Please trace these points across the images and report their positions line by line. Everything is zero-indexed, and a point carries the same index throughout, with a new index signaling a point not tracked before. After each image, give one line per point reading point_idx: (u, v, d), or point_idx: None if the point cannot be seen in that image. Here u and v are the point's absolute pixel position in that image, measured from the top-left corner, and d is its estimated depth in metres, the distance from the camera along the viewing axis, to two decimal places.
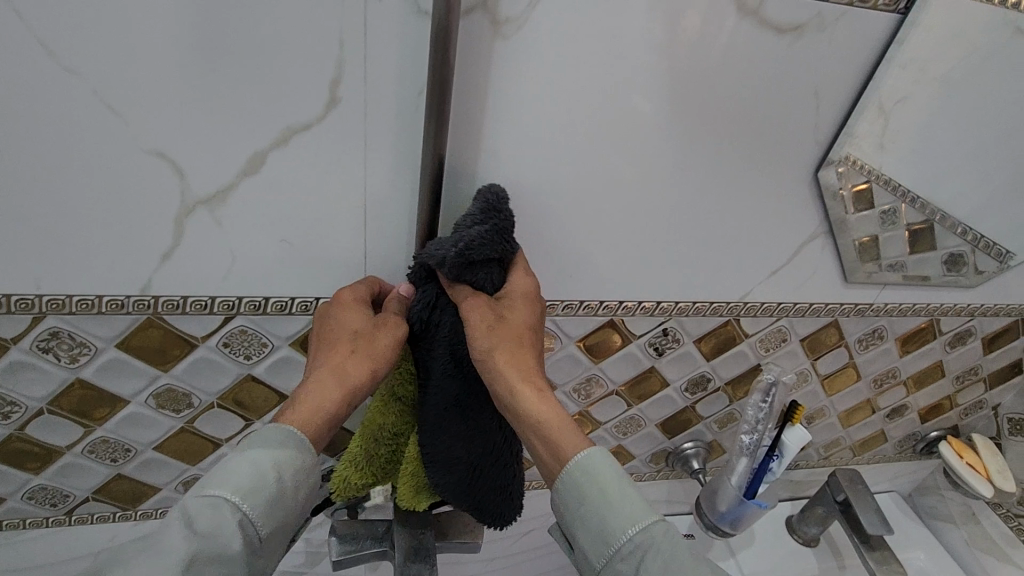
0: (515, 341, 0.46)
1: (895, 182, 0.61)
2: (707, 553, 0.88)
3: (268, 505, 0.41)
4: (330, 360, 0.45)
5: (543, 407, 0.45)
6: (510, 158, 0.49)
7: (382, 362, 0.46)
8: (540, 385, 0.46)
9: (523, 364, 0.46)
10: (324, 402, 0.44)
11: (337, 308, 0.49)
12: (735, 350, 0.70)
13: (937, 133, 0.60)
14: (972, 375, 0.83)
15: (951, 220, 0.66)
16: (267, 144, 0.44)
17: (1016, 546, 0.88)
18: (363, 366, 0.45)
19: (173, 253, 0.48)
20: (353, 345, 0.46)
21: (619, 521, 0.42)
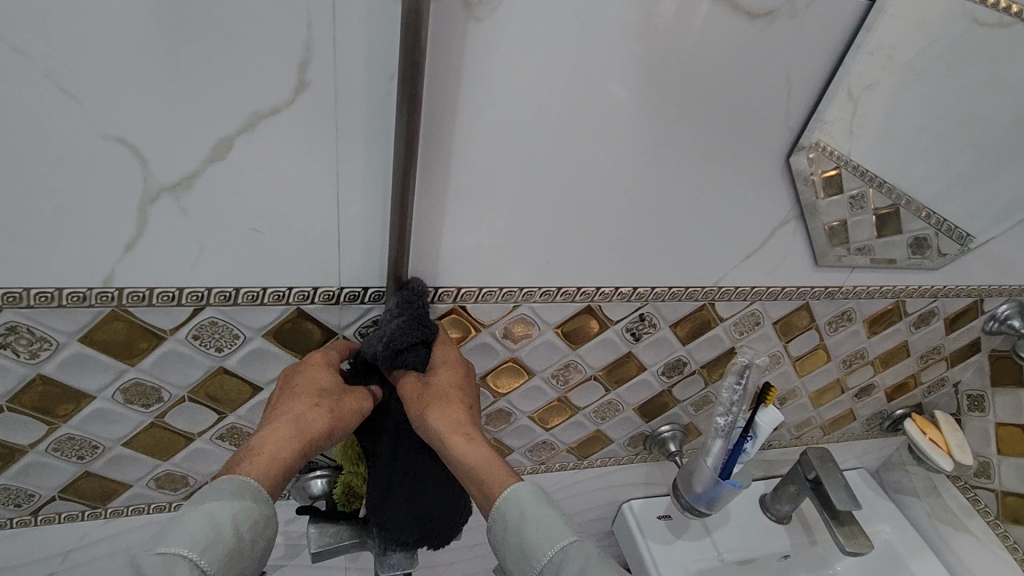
0: (441, 403, 0.52)
1: (863, 167, 0.62)
2: (682, 532, 0.91)
3: (227, 558, 0.41)
4: (293, 408, 0.48)
5: (473, 453, 0.49)
6: (484, 145, 0.49)
7: (343, 422, 0.50)
8: (473, 434, 0.50)
9: (450, 420, 0.50)
10: (285, 450, 0.46)
11: (307, 366, 0.53)
12: (710, 334, 0.71)
13: (904, 118, 0.61)
14: (935, 354, 0.86)
15: (913, 203, 0.68)
16: (233, 130, 0.42)
17: (972, 516, 0.93)
18: (326, 419, 0.48)
19: (137, 244, 0.46)
20: (321, 399, 0.50)
21: (539, 541, 0.46)
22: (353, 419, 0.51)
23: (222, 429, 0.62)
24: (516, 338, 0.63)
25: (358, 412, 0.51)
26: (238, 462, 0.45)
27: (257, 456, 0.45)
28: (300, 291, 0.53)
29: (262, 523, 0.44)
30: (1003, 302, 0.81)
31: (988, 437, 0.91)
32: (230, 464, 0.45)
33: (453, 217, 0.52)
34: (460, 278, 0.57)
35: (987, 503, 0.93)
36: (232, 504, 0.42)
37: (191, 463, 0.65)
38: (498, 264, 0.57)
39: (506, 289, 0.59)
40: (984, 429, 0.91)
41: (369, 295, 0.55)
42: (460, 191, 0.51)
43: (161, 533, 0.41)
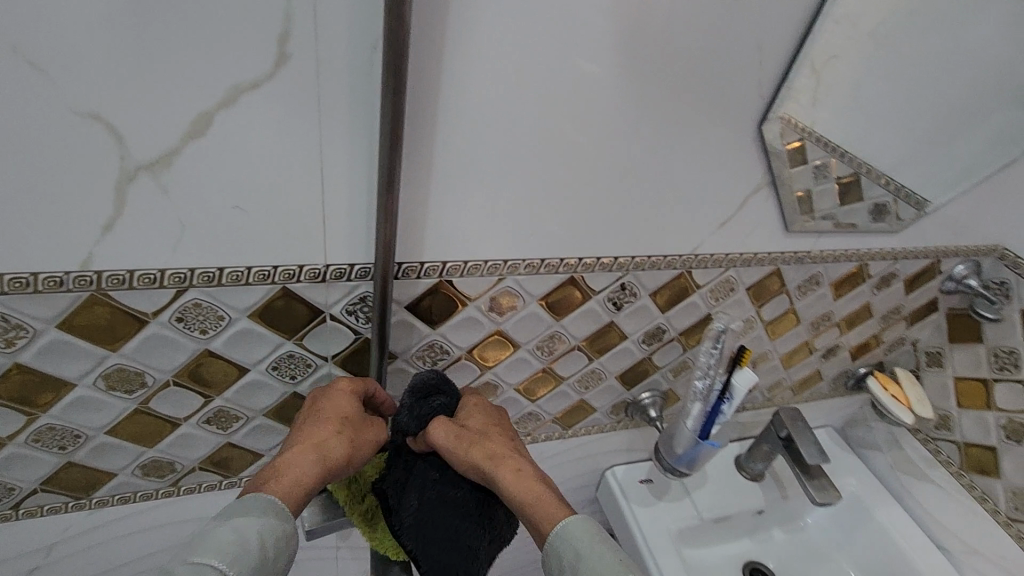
0: (484, 441, 0.54)
1: (825, 139, 0.66)
2: (663, 495, 0.94)
3: (253, 570, 0.43)
4: (316, 435, 0.53)
5: (524, 483, 0.51)
6: (468, 118, 0.49)
7: (361, 452, 0.54)
8: (517, 466, 0.52)
9: (493, 455, 0.53)
10: (309, 471, 0.50)
11: (332, 390, 0.59)
12: (687, 301, 0.73)
13: (861, 91, 0.64)
14: (895, 314, 0.90)
15: (875, 170, 0.73)
16: (212, 104, 0.41)
17: (932, 466, 0.98)
18: (347, 448, 0.53)
19: (115, 225, 0.45)
20: (344, 429, 0.55)
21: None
22: (369, 450, 0.56)
23: (209, 412, 0.62)
24: (502, 310, 0.64)
25: (375, 443, 0.56)
26: (264, 483, 0.49)
27: (283, 475, 0.49)
28: (286, 270, 0.52)
29: (283, 542, 0.46)
30: (958, 262, 0.85)
31: (946, 391, 0.96)
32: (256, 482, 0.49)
33: (438, 191, 0.52)
34: (446, 252, 0.57)
35: (949, 454, 0.97)
36: (259, 521, 0.45)
37: (178, 449, 0.64)
38: (482, 238, 0.57)
39: (491, 262, 0.59)
40: (943, 382, 0.96)
41: (356, 272, 0.55)
42: (444, 165, 0.51)
43: (189, 545, 0.42)
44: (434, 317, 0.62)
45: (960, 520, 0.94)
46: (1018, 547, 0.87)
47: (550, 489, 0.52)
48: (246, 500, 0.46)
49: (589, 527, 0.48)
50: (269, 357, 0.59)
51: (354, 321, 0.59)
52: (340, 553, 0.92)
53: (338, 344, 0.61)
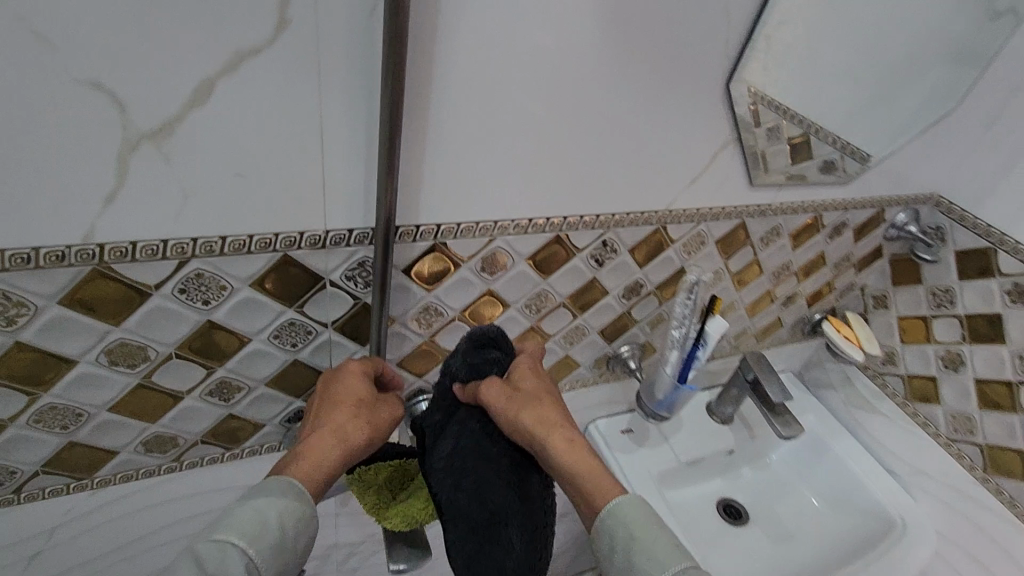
0: (538, 406, 0.57)
1: (778, 103, 0.72)
2: (644, 442, 1.01)
3: (271, 548, 0.48)
4: (335, 419, 0.56)
5: (577, 455, 0.55)
6: (460, 81, 0.51)
7: (378, 432, 0.58)
8: (567, 436, 0.56)
9: (544, 421, 0.56)
10: (328, 455, 0.54)
11: (344, 372, 0.61)
12: (662, 256, 0.78)
13: (805, 56, 0.72)
14: (846, 262, 0.98)
15: (824, 130, 0.80)
16: (213, 71, 0.42)
17: (881, 399, 1.08)
18: (364, 430, 0.57)
19: (117, 196, 0.45)
20: (360, 410, 0.58)
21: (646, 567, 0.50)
22: (387, 429, 0.59)
23: (211, 384, 0.63)
24: (494, 270, 0.67)
25: (392, 420, 0.60)
26: (286, 466, 0.52)
27: (304, 460, 0.53)
28: (287, 237, 0.54)
29: (303, 521, 0.50)
30: (900, 210, 0.94)
31: (891, 329, 1.05)
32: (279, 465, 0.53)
33: (433, 154, 0.54)
34: (440, 215, 0.59)
35: (894, 387, 1.06)
36: (276, 503, 0.49)
37: (181, 423, 0.65)
38: (474, 199, 0.60)
39: (482, 224, 0.62)
40: (888, 322, 1.05)
41: (354, 237, 0.57)
42: (439, 129, 0.53)
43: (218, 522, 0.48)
44: (429, 279, 0.65)
45: (907, 446, 1.04)
46: (955, 462, 0.97)
47: (599, 460, 0.57)
48: (267, 485, 0.51)
49: (636, 502, 0.54)
50: (270, 326, 0.61)
51: (353, 287, 0.61)
52: (339, 520, 0.95)
53: (337, 310, 0.63)
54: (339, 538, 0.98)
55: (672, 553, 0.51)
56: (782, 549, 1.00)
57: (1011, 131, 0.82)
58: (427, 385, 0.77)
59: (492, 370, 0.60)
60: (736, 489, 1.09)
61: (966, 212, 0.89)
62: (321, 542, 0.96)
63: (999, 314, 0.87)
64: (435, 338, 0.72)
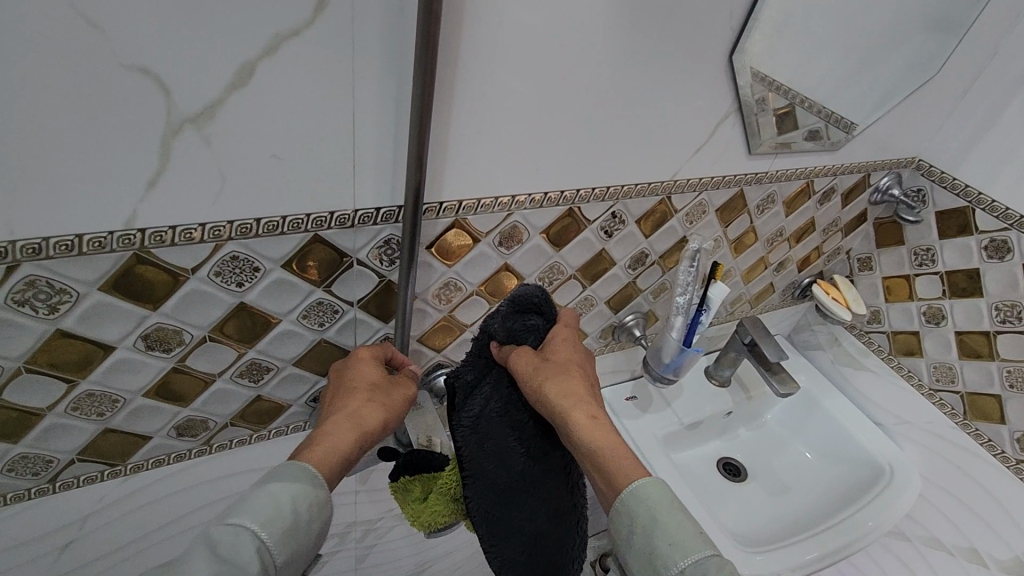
0: (565, 379, 0.59)
1: (771, 81, 0.75)
2: (648, 407, 1.06)
3: (284, 531, 0.48)
4: (350, 405, 0.59)
5: (596, 434, 0.57)
6: (484, 57, 0.52)
7: (393, 412, 0.60)
8: (590, 413, 0.58)
9: (568, 395, 0.58)
10: (346, 437, 0.55)
11: (356, 361, 0.65)
12: (667, 226, 0.82)
13: (799, 28, 0.75)
14: (834, 226, 1.03)
15: (808, 100, 0.82)
16: (255, 54, 0.43)
17: (867, 355, 1.13)
18: (379, 411, 0.59)
19: (159, 180, 0.46)
20: (372, 394, 0.61)
21: (666, 548, 0.52)
22: (401, 410, 0.61)
23: (242, 366, 0.64)
24: (511, 244, 0.70)
25: (405, 402, 0.62)
26: (304, 450, 0.53)
27: (322, 441, 0.54)
28: (318, 217, 0.55)
29: (316, 507, 0.51)
30: (884, 174, 0.99)
31: (876, 290, 1.11)
32: (297, 449, 0.54)
33: (457, 131, 0.56)
34: (462, 191, 0.61)
35: (880, 343, 1.11)
36: (292, 486, 0.50)
37: (212, 406, 0.67)
38: (494, 175, 0.62)
39: (500, 199, 0.64)
40: (873, 283, 1.11)
41: (381, 216, 0.58)
42: (464, 105, 0.55)
43: (232, 508, 0.49)
44: (450, 255, 0.67)
45: (890, 397, 1.10)
46: (936, 409, 1.04)
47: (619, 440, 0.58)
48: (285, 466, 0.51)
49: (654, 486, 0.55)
50: (299, 306, 0.62)
51: (378, 264, 0.63)
52: (358, 498, 0.97)
53: (363, 289, 0.65)
54: (358, 516, 1.01)
55: (693, 538, 0.52)
56: (780, 501, 1.06)
57: (987, 95, 0.87)
58: (445, 358, 0.80)
59: (530, 336, 0.62)
60: (735, 449, 1.15)
61: (945, 173, 0.94)
62: (340, 521, 0.99)
63: (977, 269, 0.93)
64: (454, 313, 0.74)
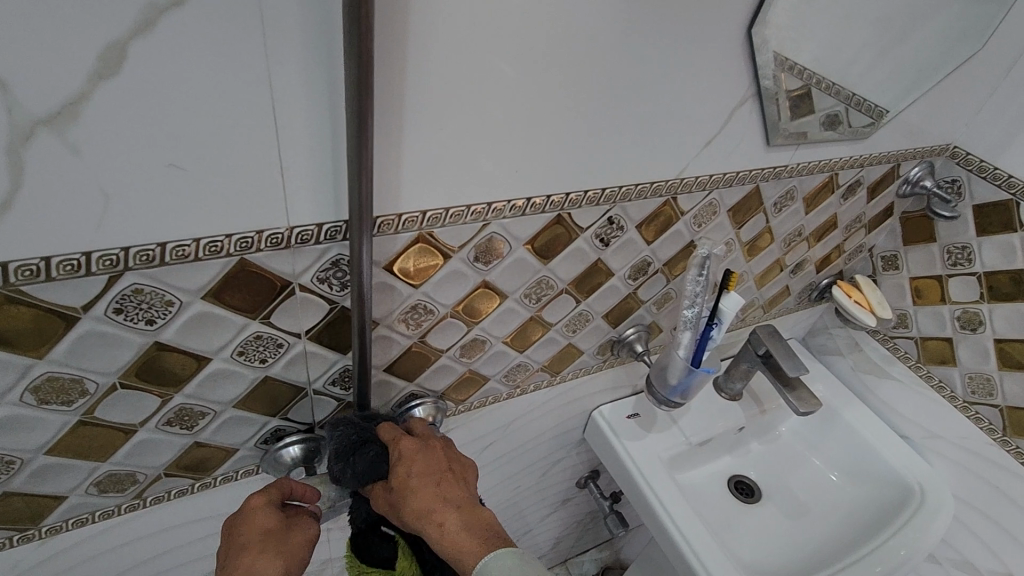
0: (407, 496, 0.53)
1: (794, 64, 0.64)
2: (652, 426, 0.95)
3: None
4: (245, 559, 0.50)
5: (445, 539, 0.52)
6: (441, 33, 0.41)
7: (293, 559, 0.52)
8: (440, 520, 0.52)
9: (416, 513, 0.53)
10: None
11: (246, 506, 0.55)
12: (671, 231, 0.71)
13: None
14: (857, 223, 0.93)
15: (826, 82, 0.70)
16: (124, 31, 0.32)
17: (892, 363, 1.03)
18: (278, 562, 0.51)
19: (14, 200, 0.35)
20: (266, 544, 0.52)
21: None
22: (303, 554, 0.53)
23: (170, 412, 0.54)
24: (489, 259, 0.59)
25: (307, 543, 0.54)
26: None
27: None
28: (242, 238, 0.44)
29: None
30: (914, 164, 0.88)
31: (903, 291, 1.01)
32: None
33: (414, 127, 0.45)
34: (425, 199, 0.50)
35: (906, 350, 1.01)
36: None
37: (137, 458, 0.56)
38: (463, 179, 0.51)
39: (474, 207, 0.53)
40: (899, 284, 1.01)
41: (324, 233, 0.48)
42: (420, 97, 0.44)
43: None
44: (416, 275, 0.56)
45: (916, 407, 1.00)
46: (972, 425, 0.93)
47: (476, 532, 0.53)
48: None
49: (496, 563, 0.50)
50: (232, 343, 0.52)
51: (328, 290, 0.53)
52: (331, 534, 0.87)
53: (311, 318, 0.54)
54: (333, 552, 0.91)
55: None
56: (799, 526, 0.96)
57: None
58: (419, 388, 0.70)
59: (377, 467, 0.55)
60: (747, 465, 1.04)
61: (984, 162, 0.83)
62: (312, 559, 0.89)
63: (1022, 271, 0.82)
64: (426, 339, 0.64)
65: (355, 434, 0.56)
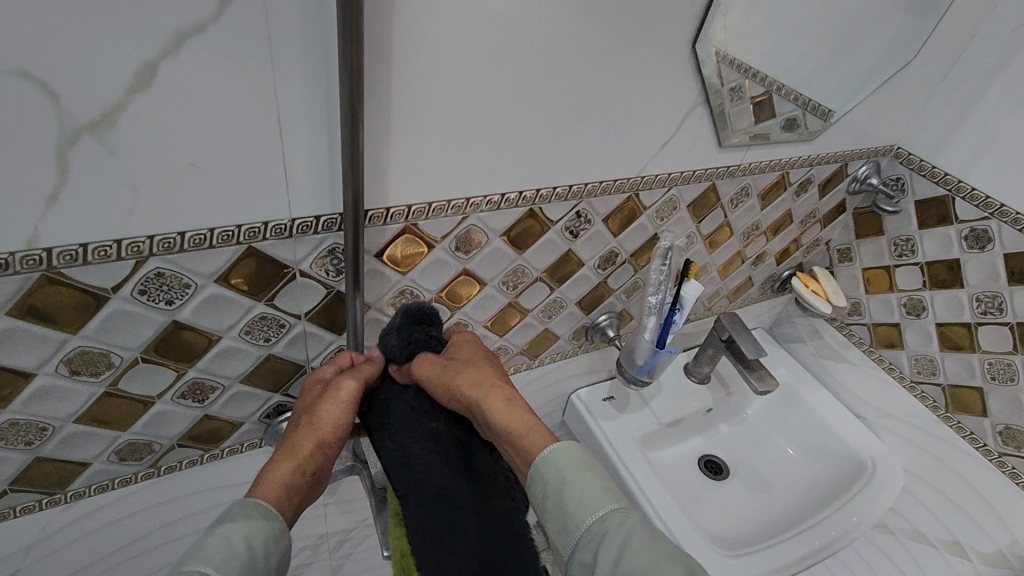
0: (457, 386, 0.57)
1: (754, 70, 0.74)
2: (626, 408, 1.02)
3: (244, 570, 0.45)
4: (290, 434, 0.56)
5: (508, 411, 0.55)
6: (421, 52, 0.48)
7: (329, 428, 0.56)
8: (505, 397, 0.57)
9: (479, 382, 0.57)
10: (283, 470, 0.53)
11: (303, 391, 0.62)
12: (636, 224, 0.78)
13: (765, 15, 0.71)
14: (812, 217, 1.01)
15: (785, 88, 0.79)
16: (155, 53, 0.39)
17: (848, 348, 1.11)
18: (313, 435, 0.55)
19: (61, 195, 0.42)
20: (307, 415, 0.57)
21: (578, 509, 0.50)
22: (341, 421, 0.57)
23: (184, 385, 0.61)
24: (469, 249, 0.66)
25: (341, 409, 0.57)
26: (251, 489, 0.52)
27: (260, 479, 0.52)
28: (250, 228, 0.51)
29: (271, 538, 0.48)
30: (862, 164, 0.96)
31: (856, 281, 1.08)
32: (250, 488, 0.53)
33: (400, 131, 0.52)
34: (411, 194, 0.57)
35: (861, 335, 1.09)
36: (244, 526, 0.47)
37: (154, 428, 0.63)
38: (445, 177, 0.58)
39: (454, 201, 0.60)
40: (852, 275, 1.09)
41: (322, 224, 0.55)
42: (406, 105, 0.51)
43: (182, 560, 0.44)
44: (404, 262, 0.63)
45: (871, 389, 1.08)
46: (919, 403, 1.01)
47: (533, 418, 0.56)
48: (233, 507, 0.49)
49: (557, 455, 0.53)
50: (240, 322, 0.59)
51: (325, 275, 0.59)
52: (327, 510, 0.93)
53: (309, 301, 0.61)
54: (329, 528, 0.96)
55: (601, 498, 0.51)
56: (762, 499, 1.03)
57: (967, 79, 0.84)
58: None
59: (429, 348, 0.61)
60: (716, 445, 1.11)
61: (924, 161, 0.92)
62: (310, 534, 0.94)
63: (958, 260, 0.90)
64: None
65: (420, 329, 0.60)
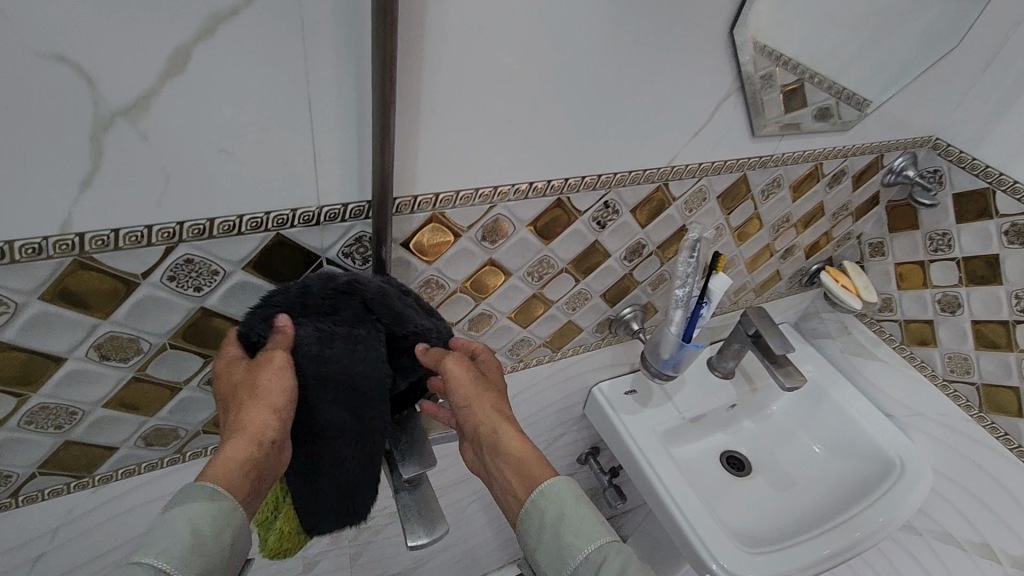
0: (480, 401, 0.52)
1: (788, 58, 0.72)
2: (649, 402, 1.01)
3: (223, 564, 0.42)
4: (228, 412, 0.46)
5: (521, 440, 0.51)
6: (450, 36, 0.47)
7: (275, 391, 0.46)
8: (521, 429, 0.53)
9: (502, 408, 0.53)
10: (238, 447, 0.44)
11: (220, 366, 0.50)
12: (664, 215, 0.77)
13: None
14: (844, 210, 0.98)
15: (818, 76, 0.77)
16: (188, 37, 0.38)
17: (878, 345, 1.08)
18: (259, 401, 0.46)
19: (94, 179, 0.42)
20: (243, 389, 0.47)
21: (576, 538, 0.47)
22: (286, 380, 0.47)
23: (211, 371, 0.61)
24: (495, 238, 0.65)
25: (283, 372, 0.47)
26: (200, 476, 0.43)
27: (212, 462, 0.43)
28: (279, 215, 0.51)
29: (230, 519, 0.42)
30: (898, 155, 0.93)
31: (888, 277, 1.06)
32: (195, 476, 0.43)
33: (428, 118, 0.51)
34: (439, 183, 0.56)
35: (892, 332, 1.06)
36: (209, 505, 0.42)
37: (180, 413, 0.63)
38: (472, 165, 0.57)
39: (481, 190, 0.59)
40: (885, 270, 1.06)
41: (350, 212, 0.54)
42: (434, 91, 0.49)
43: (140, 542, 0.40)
44: (430, 251, 0.62)
45: (901, 387, 1.05)
46: (952, 404, 0.98)
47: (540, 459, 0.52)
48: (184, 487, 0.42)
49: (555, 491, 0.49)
50: None
51: (350, 263, 0.59)
52: None
53: None
54: None
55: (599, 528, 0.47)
56: (785, 497, 1.01)
57: (1012, 68, 0.80)
58: None
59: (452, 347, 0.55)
60: (739, 442, 1.10)
61: (964, 153, 0.88)
62: None
63: (997, 256, 0.87)
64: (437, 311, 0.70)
65: (334, 285, 0.52)
